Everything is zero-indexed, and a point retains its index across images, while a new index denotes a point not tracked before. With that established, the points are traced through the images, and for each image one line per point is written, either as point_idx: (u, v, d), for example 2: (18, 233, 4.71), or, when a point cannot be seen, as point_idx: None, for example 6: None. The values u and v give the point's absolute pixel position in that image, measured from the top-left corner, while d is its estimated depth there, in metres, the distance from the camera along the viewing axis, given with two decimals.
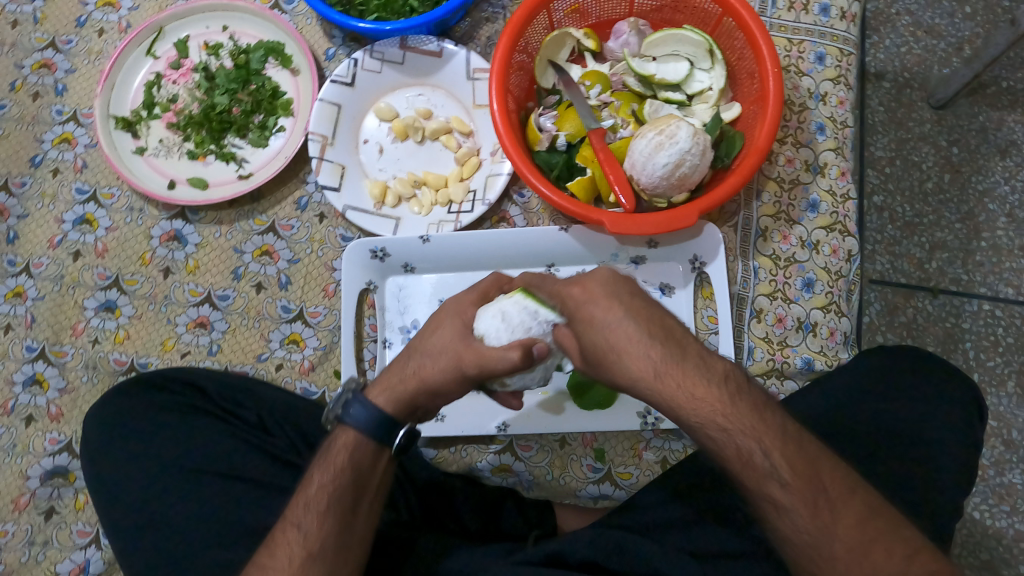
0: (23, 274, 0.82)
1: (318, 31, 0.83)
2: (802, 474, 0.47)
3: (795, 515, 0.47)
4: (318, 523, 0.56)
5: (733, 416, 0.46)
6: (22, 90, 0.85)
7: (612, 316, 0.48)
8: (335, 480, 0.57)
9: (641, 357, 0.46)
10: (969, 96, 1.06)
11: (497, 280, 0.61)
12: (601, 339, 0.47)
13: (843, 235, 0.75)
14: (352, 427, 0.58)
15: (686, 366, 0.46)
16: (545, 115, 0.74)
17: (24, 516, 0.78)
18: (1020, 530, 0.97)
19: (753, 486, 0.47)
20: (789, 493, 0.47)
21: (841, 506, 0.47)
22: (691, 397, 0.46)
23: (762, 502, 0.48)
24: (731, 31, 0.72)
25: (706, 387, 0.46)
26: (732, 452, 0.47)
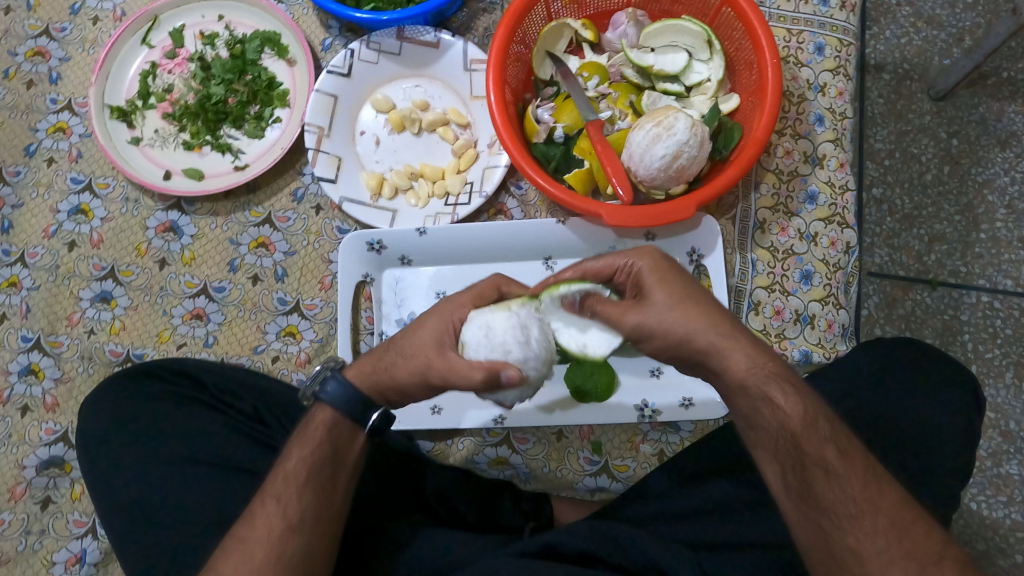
0: (18, 264, 0.81)
1: (314, 21, 0.83)
2: (854, 450, 0.51)
3: (846, 482, 0.49)
4: (298, 496, 0.56)
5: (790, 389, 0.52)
6: (16, 78, 0.84)
7: (677, 283, 0.56)
8: (314, 453, 0.57)
9: (701, 317, 0.54)
10: (970, 87, 1.05)
11: (496, 282, 0.60)
12: (669, 297, 0.55)
13: (842, 227, 0.75)
14: (328, 405, 0.59)
15: (743, 335, 0.54)
16: (544, 107, 0.74)
17: (21, 506, 0.78)
18: (1017, 520, 0.97)
19: (812, 448, 0.50)
20: (843, 459, 0.50)
21: (886, 486, 0.50)
22: (752, 361, 0.53)
23: (813, 470, 0.50)
24: (730, 21, 0.71)
25: (765, 353, 0.54)
26: (796, 415, 0.51)
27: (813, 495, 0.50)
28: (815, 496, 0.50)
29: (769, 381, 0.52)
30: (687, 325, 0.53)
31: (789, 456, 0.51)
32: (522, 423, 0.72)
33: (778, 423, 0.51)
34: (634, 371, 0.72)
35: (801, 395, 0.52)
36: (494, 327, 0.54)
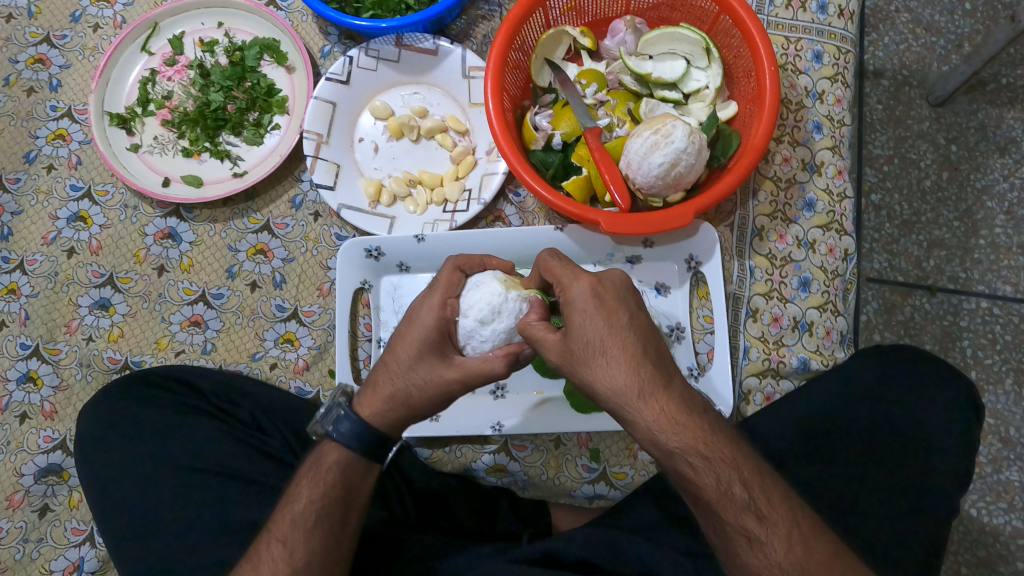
0: (17, 271, 0.81)
1: (313, 28, 0.83)
2: (776, 510, 0.51)
3: (769, 549, 0.51)
4: (305, 540, 0.57)
5: (718, 444, 0.51)
6: (17, 85, 0.84)
7: (609, 326, 0.50)
8: (324, 496, 0.59)
9: (629, 372, 0.49)
10: (969, 93, 1.05)
11: (455, 270, 0.61)
12: (596, 341, 0.49)
13: (840, 234, 0.75)
14: (340, 444, 0.60)
15: (672, 391, 0.50)
16: (541, 114, 0.74)
17: (19, 514, 0.78)
18: (1018, 527, 0.97)
19: (731, 517, 0.51)
20: (764, 526, 0.51)
21: (813, 544, 0.51)
22: (673, 423, 0.49)
23: (735, 536, 0.51)
24: (727, 29, 0.71)
25: (689, 414, 0.50)
26: (710, 486, 0.51)
27: (737, 557, 0.52)
28: (739, 560, 0.52)
29: (678, 455, 0.50)
30: (612, 383, 0.49)
31: (707, 515, 0.52)
32: (520, 430, 0.71)
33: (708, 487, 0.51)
34: None
35: (720, 462, 0.50)
36: (492, 300, 0.58)
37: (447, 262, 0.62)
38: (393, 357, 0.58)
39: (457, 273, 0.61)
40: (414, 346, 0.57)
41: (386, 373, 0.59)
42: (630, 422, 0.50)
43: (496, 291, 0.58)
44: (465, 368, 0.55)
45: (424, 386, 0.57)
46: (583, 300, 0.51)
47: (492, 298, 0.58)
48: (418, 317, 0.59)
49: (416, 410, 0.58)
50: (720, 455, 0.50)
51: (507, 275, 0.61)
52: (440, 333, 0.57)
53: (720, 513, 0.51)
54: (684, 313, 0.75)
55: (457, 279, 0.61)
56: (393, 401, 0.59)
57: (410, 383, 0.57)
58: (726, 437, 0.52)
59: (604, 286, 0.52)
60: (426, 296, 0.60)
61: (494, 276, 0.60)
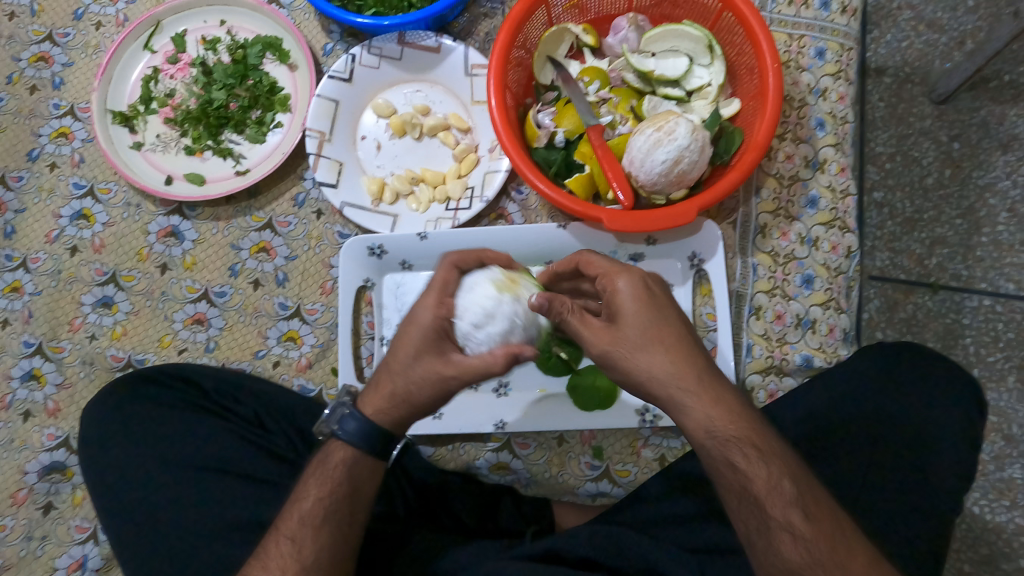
0: (20, 269, 0.82)
1: (315, 26, 0.83)
2: (821, 508, 0.52)
3: (813, 545, 0.50)
4: (314, 537, 0.58)
5: (764, 442, 0.53)
6: (20, 83, 0.84)
7: (659, 322, 0.54)
8: (331, 495, 0.59)
9: (686, 365, 0.53)
10: (971, 90, 1.05)
11: (452, 268, 0.59)
12: (650, 336, 0.53)
13: (843, 232, 0.75)
14: (346, 442, 0.60)
15: (722, 386, 0.54)
16: (544, 111, 0.74)
17: (22, 511, 0.78)
18: (1021, 524, 0.96)
19: (776, 512, 0.51)
20: (811, 523, 0.51)
21: (855, 547, 0.51)
22: (728, 412, 0.52)
23: (779, 532, 0.51)
24: (730, 26, 0.71)
25: (739, 407, 0.53)
26: (760, 478, 0.52)
27: (779, 555, 0.51)
28: (780, 557, 0.51)
29: (733, 443, 0.52)
30: (670, 374, 0.52)
31: (752, 510, 0.52)
32: (523, 428, 0.72)
33: (743, 483, 0.52)
34: None
35: (771, 455, 0.52)
36: (486, 304, 0.57)
37: (445, 259, 0.61)
38: (393, 356, 0.58)
39: (456, 270, 0.60)
40: (413, 346, 0.57)
41: (387, 372, 0.58)
42: (687, 414, 0.53)
43: (489, 294, 0.57)
44: (464, 365, 0.55)
45: (423, 384, 0.56)
46: (631, 298, 0.54)
47: (485, 301, 0.57)
48: (417, 315, 0.58)
49: (417, 407, 0.58)
50: (771, 448, 0.53)
51: (505, 273, 0.60)
52: (438, 332, 0.57)
53: (765, 508, 0.52)
54: (686, 310, 0.75)
55: (453, 277, 0.59)
56: (394, 399, 0.58)
57: (409, 381, 0.57)
58: (774, 438, 0.54)
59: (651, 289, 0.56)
60: (423, 295, 0.59)
61: (489, 277, 0.59)
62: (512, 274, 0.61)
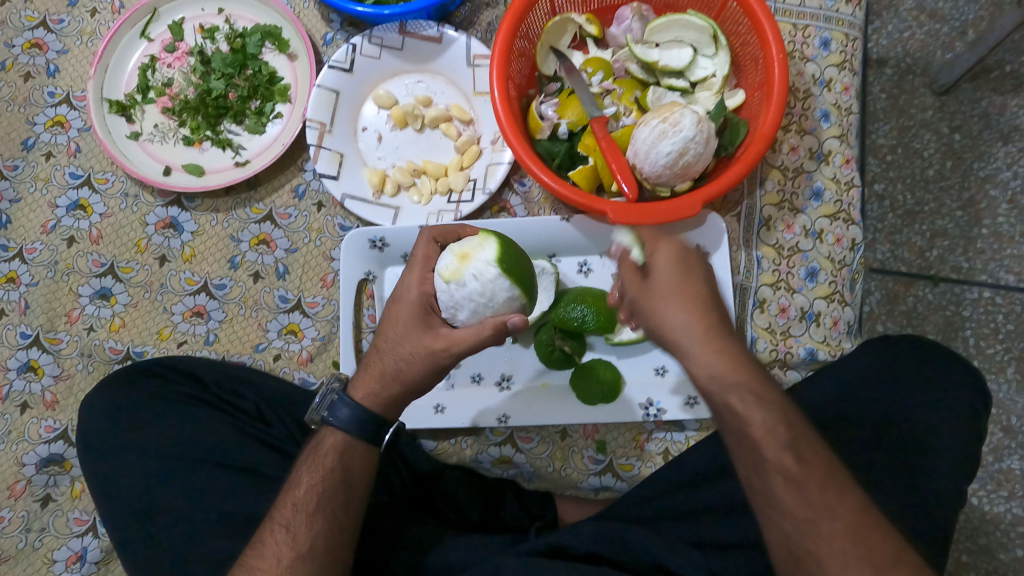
0: (16, 259, 0.81)
1: (315, 14, 0.82)
2: (817, 454, 0.52)
3: (804, 488, 0.50)
4: (308, 524, 0.57)
5: (766, 395, 0.53)
6: (14, 70, 0.83)
7: (690, 277, 0.56)
8: (324, 479, 0.58)
9: (694, 314, 0.55)
10: (972, 81, 1.04)
11: (430, 242, 0.61)
12: (675, 288, 0.55)
13: (847, 224, 0.74)
14: (338, 428, 0.60)
15: (727, 335, 0.55)
16: (546, 102, 0.73)
17: (20, 503, 0.77)
18: (1019, 515, 0.97)
19: (770, 456, 0.51)
20: (803, 466, 0.50)
21: (846, 493, 0.51)
22: (728, 359, 0.54)
23: (772, 474, 0.51)
24: (735, 16, 0.70)
25: (742, 357, 0.55)
26: (756, 425, 0.51)
27: (770, 495, 0.51)
28: (771, 500, 0.51)
29: (731, 390, 0.53)
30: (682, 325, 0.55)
31: (746, 454, 0.52)
32: (527, 421, 0.71)
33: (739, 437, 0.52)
34: (640, 368, 0.71)
35: (768, 402, 0.52)
36: (443, 296, 0.58)
37: (424, 234, 0.62)
38: (383, 337, 0.60)
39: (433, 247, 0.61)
40: (400, 324, 0.58)
41: (377, 353, 0.60)
42: (688, 358, 0.55)
43: (441, 288, 0.58)
44: (451, 338, 0.56)
45: (413, 360, 0.57)
46: (668, 259, 0.57)
47: (442, 295, 0.58)
48: (400, 296, 0.60)
49: (409, 386, 0.59)
50: (769, 397, 0.53)
51: (453, 250, 0.58)
52: (422, 308, 0.58)
53: (761, 458, 0.51)
54: None
55: (433, 252, 0.61)
56: (385, 379, 0.59)
57: (398, 357, 0.58)
58: (779, 399, 0.53)
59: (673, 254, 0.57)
60: (406, 274, 0.61)
61: (440, 266, 0.58)
62: (466, 246, 0.58)
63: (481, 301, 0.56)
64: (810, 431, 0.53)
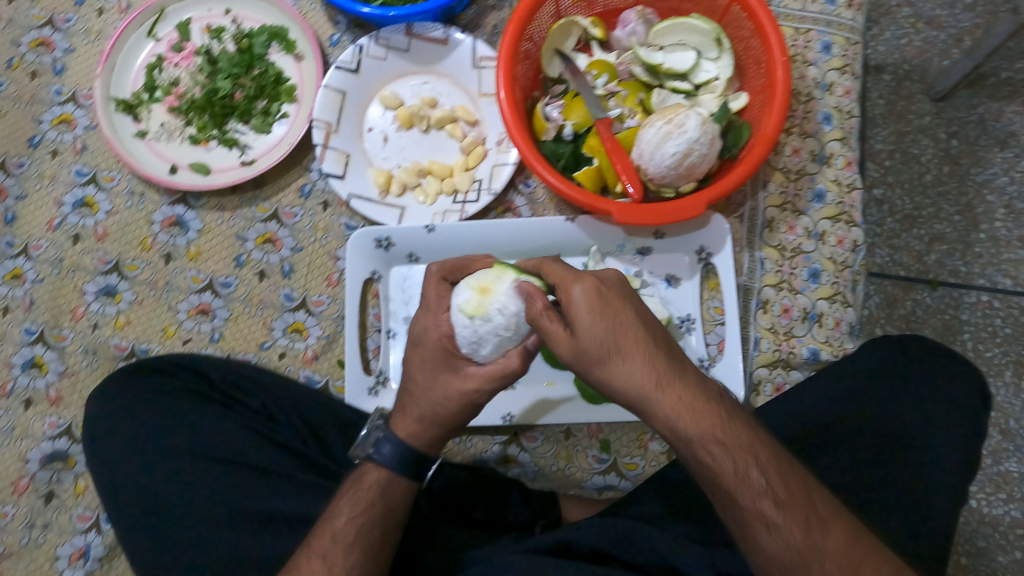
0: (21, 256, 0.81)
1: (322, 16, 0.82)
2: (792, 493, 0.51)
3: (788, 533, 0.50)
4: (345, 555, 0.57)
5: (732, 431, 0.51)
6: (20, 68, 0.83)
7: (618, 322, 0.51)
8: (366, 512, 0.59)
9: (643, 369, 0.50)
10: (969, 87, 1.06)
11: (443, 272, 0.61)
12: (608, 339, 0.50)
13: (849, 226, 0.75)
14: (381, 465, 0.61)
15: (685, 379, 0.51)
16: (552, 105, 0.74)
17: (24, 499, 0.77)
18: (1017, 517, 0.97)
19: (746, 502, 0.51)
20: (782, 511, 0.51)
21: (833, 528, 0.51)
22: (690, 409, 0.50)
23: (754, 523, 0.51)
24: (738, 20, 0.71)
25: (705, 402, 0.51)
26: (727, 471, 0.51)
27: (756, 544, 0.51)
28: (758, 545, 0.51)
29: (695, 441, 0.51)
30: (630, 379, 0.50)
31: (725, 502, 0.52)
32: (531, 421, 0.72)
33: (710, 480, 0.52)
34: None
35: (738, 447, 0.51)
36: (465, 332, 0.56)
37: (432, 271, 0.62)
38: (414, 381, 0.60)
39: (444, 280, 0.61)
40: (429, 366, 0.59)
41: (411, 397, 0.60)
42: (650, 416, 0.51)
43: (463, 324, 0.56)
44: (483, 377, 0.57)
45: (449, 403, 0.58)
46: (589, 300, 0.51)
47: (464, 330, 0.56)
48: (419, 336, 0.60)
49: (447, 426, 0.60)
50: (738, 441, 0.51)
51: (471, 285, 0.57)
52: (446, 348, 0.58)
53: (737, 498, 0.51)
54: (694, 304, 0.75)
55: (445, 289, 0.61)
56: (423, 421, 0.60)
57: (435, 402, 0.59)
58: (743, 423, 0.53)
59: (605, 285, 0.53)
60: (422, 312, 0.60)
61: (459, 302, 0.57)
62: (484, 279, 0.57)
63: (504, 334, 0.56)
64: (781, 452, 0.54)
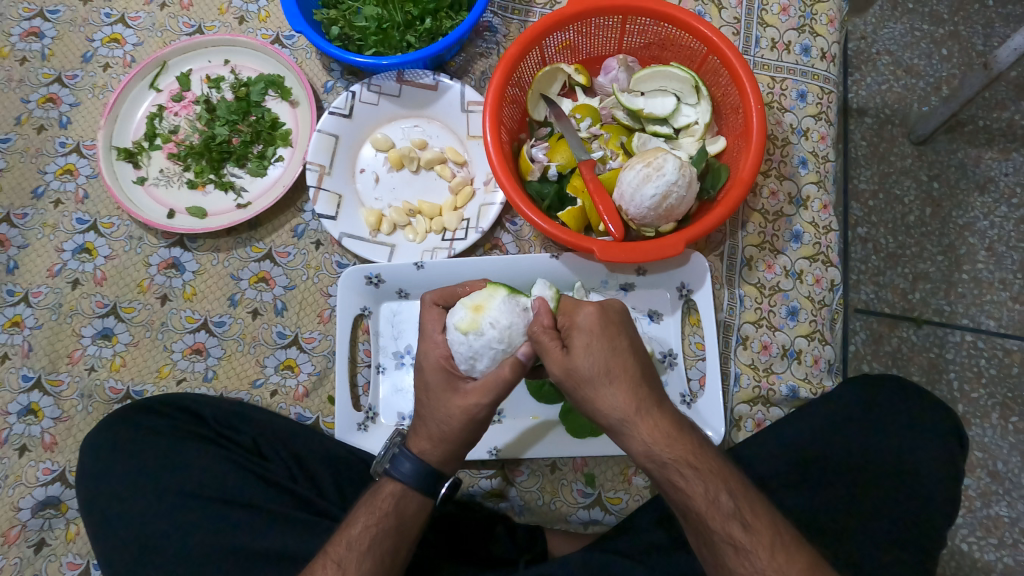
0: (21, 303, 0.82)
1: (317, 64, 0.86)
2: (760, 520, 0.53)
3: (755, 557, 0.52)
4: (357, 562, 0.58)
5: (704, 459, 0.54)
6: (28, 124, 0.86)
7: (611, 347, 0.53)
8: (379, 522, 0.60)
9: (627, 393, 0.52)
10: (948, 133, 1.09)
11: (436, 297, 0.63)
12: (600, 361, 0.53)
13: (826, 265, 0.77)
14: (397, 479, 0.61)
15: (663, 408, 0.54)
16: (537, 146, 0.77)
17: (14, 550, 0.77)
18: (1009, 563, 0.97)
19: (717, 525, 0.53)
20: (749, 535, 0.52)
21: (795, 552, 0.53)
22: (667, 435, 0.53)
23: (723, 545, 0.53)
24: (715, 68, 0.75)
25: (681, 430, 0.54)
26: (699, 495, 0.53)
27: (724, 566, 0.53)
28: (726, 569, 0.53)
29: (671, 464, 0.53)
30: (614, 401, 0.52)
31: (696, 525, 0.54)
32: (517, 454, 0.73)
33: (683, 502, 0.54)
34: None
35: (708, 471, 0.53)
36: (462, 348, 0.59)
37: (425, 299, 0.64)
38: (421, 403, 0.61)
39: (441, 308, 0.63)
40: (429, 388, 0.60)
41: (420, 418, 0.61)
42: (626, 438, 0.53)
43: (458, 340, 0.59)
44: (480, 389, 0.57)
45: (453, 419, 0.58)
46: (590, 322, 0.54)
47: (461, 346, 0.59)
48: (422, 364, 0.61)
49: (456, 442, 0.60)
50: (709, 467, 0.54)
51: (465, 304, 0.60)
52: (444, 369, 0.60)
53: (708, 522, 0.53)
54: (676, 338, 0.77)
55: (435, 312, 0.63)
56: (432, 440, 0.60)
57: (440, 419, 0.59)
58: (713, 454, 0.55)
59: (608, 312, 0.56)
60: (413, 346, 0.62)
61: (454, 320, 0.60)
62: (477, 298, 0.61)
63: (498, 347, 0.59)
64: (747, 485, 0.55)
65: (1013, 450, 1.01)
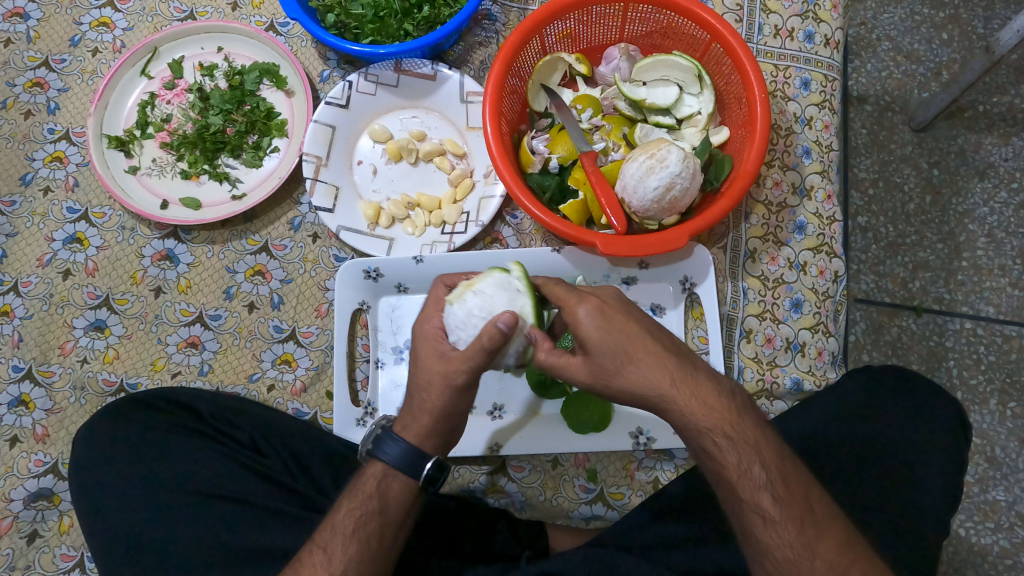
0: (10, 293, 0.81)
1: (312, 53, 0.84)
2: (792, 492, 0.52)
3: (783, 529, 0.51)
4: (344, 547, 0.57)
5: (742, 429, 0.52)
6: (15, 109, 0.84)
7: (629, 332, 0.53)
8: (363, 505, 0.59)
9: (657, 367, 0.52)
10: (948, 119, 1.08)
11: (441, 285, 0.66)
12: (617, 347, 0.53)
13: (830, 257, 0.76)
14: (378, 460, 0.60)
15: (698, 378, 0.53)
16: (538, 138, 0.75)
17: (7, 540, 0.76)
18: (1005, 547, 0.98)
19: (747, 496, 0.52)
20: (780, 507, 0.51)
21: (826, 528, 0.52)
22: (703, 404, 0.52)
23: (751, 515, 0.52)
24: (719, 57, 0.73)
25: (718, 397, 0.52)
26: (733, 464, 0.52)
27: (752, 536, 0.52)
28: (754, 539, 0.52)
29: (707, 433, 0.52)
30: (643, 378, 0.52)
31: (727, 494, 0.53)
32: (517, 450, 0.72)
33: (716, 471, 0.53)
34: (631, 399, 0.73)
35: (745, 441, 0.52)
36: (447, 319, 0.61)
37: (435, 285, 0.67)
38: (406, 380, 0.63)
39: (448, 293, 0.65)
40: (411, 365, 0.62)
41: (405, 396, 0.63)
42: (662, 408, 0.53)
43: (446, 312, 0.61)
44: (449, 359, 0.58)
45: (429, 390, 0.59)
46: (604, 308, 0.55)
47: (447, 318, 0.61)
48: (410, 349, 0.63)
49: (434, 413, 0.60)
50: (746, 436, 0.52)
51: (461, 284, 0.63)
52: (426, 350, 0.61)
53: (738, 491, 0.52)
54: (678, 331, 0.76)
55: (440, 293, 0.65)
56: (411, 413, 0.61)
57: (416, 389, 0.60)
58: (752, 421, 0.53)
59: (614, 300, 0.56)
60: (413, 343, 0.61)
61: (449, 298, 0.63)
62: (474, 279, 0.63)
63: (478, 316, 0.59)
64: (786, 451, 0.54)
65: (1011, 436, 1.01)
